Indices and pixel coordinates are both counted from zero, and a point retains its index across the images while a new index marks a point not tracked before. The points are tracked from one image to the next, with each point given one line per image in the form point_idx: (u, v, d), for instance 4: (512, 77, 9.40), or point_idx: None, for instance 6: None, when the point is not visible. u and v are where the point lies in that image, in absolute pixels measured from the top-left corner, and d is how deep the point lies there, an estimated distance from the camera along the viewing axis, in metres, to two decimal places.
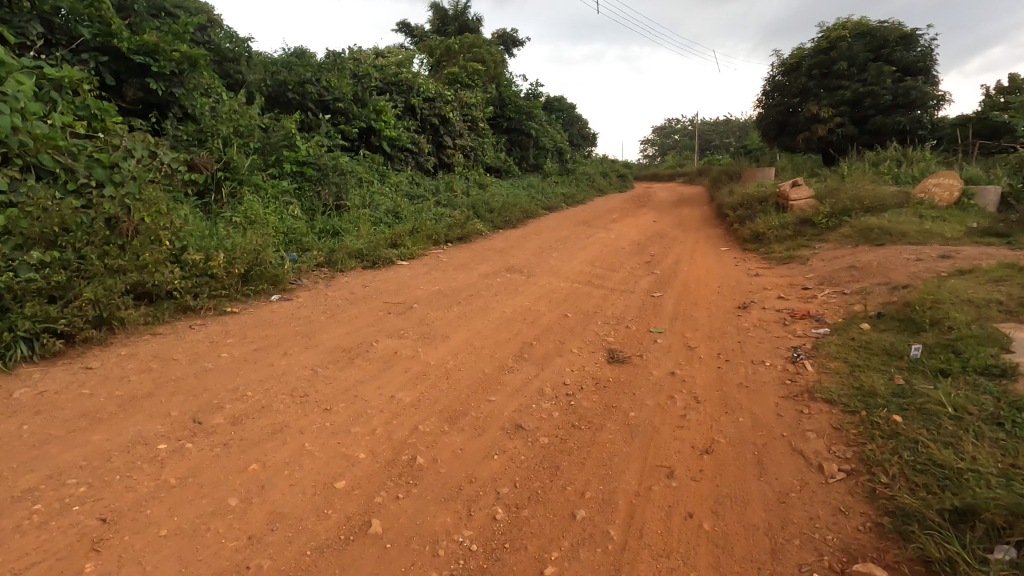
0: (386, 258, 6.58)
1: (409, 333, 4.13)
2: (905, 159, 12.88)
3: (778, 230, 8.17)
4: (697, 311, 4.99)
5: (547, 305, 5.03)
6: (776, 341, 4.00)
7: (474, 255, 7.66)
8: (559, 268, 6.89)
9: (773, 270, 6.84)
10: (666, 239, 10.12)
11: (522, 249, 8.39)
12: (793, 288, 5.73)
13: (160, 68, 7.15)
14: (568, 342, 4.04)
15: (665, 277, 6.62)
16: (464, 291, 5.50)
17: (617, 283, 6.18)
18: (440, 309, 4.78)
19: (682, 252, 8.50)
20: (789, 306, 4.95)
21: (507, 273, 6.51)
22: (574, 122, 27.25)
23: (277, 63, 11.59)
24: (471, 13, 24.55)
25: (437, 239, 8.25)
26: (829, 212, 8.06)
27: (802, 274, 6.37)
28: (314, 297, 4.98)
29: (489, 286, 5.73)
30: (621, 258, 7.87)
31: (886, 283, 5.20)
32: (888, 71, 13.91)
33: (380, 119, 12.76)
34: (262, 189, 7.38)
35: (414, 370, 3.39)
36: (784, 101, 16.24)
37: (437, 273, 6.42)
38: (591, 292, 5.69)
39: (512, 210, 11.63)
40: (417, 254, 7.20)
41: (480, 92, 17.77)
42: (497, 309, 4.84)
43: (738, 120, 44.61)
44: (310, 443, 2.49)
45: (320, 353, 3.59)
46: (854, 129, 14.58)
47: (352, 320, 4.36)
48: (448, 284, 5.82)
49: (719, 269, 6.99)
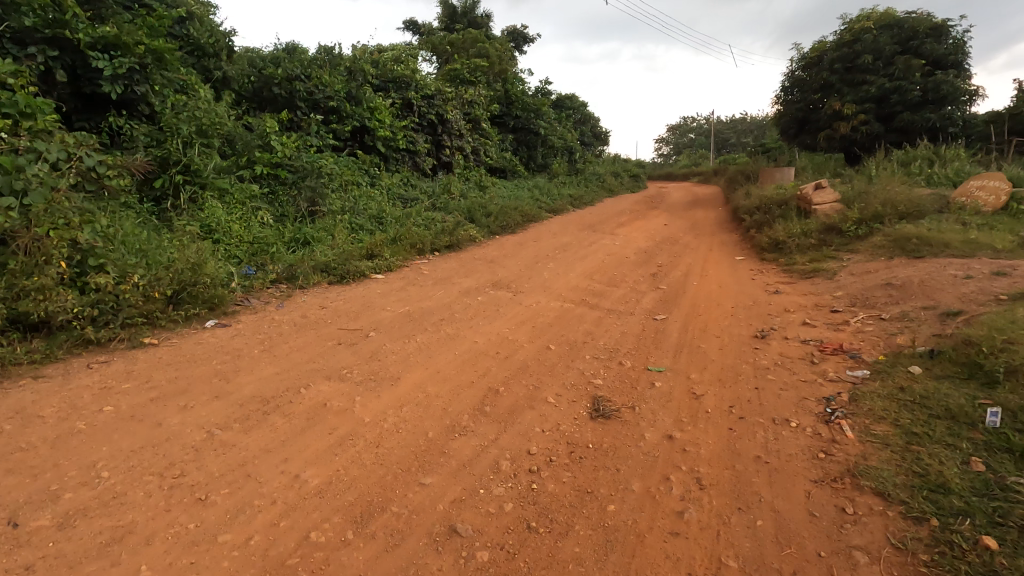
0: (357, 272, 5.91)
1: (353, 374, 3.40)
2: (937, 159, 11.90)
3: (800, 239, 7.32)
4: (706, 342, 4.20)
5: (529, 333, 4.29)
6: (802, 389, 3.23)
7: (459, 267, 6.95)
8: (552, 283, 6.13)
9: (795, 285, 6.03)
10: (677, 246, 9.29)
11: (515, 259, 7.66)
12: (820, 311, 4.92)
13: (119, 64, 6.52)
14: (544, 387, 3.29)
15: (672, 294, 5.83)
16: (437, 313, 4.78)
17: (615, 303, 5.40)
18: (402, 338, 4.06)
19: (693, 262, 7.70)
20: (817, 337, 4.14)
21: (491, 290, 5.77)
22: (585, 120, 26.44)
23: (263, 58, 10.99)
24: (480, 10, 23.89)
25: (423, 248, 7.55)
26: (857, 218, 7.21)
27: (830, 292, 5.55)
28: (257, 322, 4.29)
29: (466, 307, 5.01)
30: (625, 270, 7.09)
31: (932, 309, 4.37)
32: (918, 65, 12.92)
33: (374, 118, 12.12)
34: (228, 196, 6.76)
35: (339, 434, 2.66)
36: (806, 97, 15.28)
37: (412, 289, 5.71)
38: (584, 314, 4.93)
39: (511, 213, 10.89)
40: (395, 266, 6.52)
41: (483, 90, 17.07)
42: (468, 339, 4.11)
43: (755, 118, 43.39)
44: (151, 566, 1.78)
45: (230, 407, 2.88)
46: (880, 127, 13.59)
47: (291, 355, 3.66)
48: (422, 304, 5.10)
49: (734, 284, 6.19)
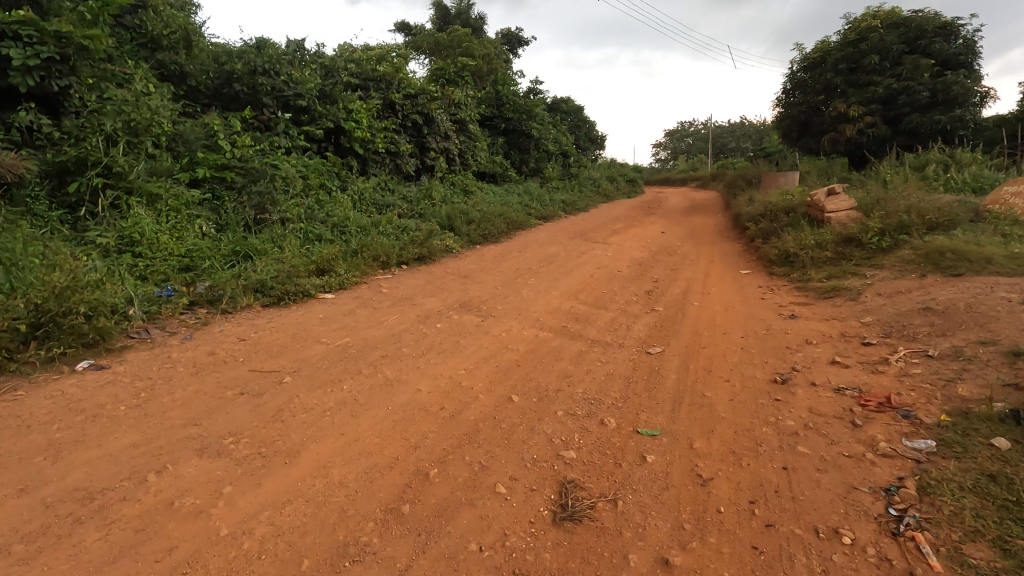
0: (300, 292, 5.04)
1: (238, 446, 2.50)
2: (952, 163, 11.07)
3: (815, 252, 6.46)
4: (713, 390, 3.32)
5: (490, 377, 3.40)
6: (848, 470, 2.36)
7: (426, 283, 6.07)
8: (529, 305, 5.24)
9: (813, 307, 5.17)
10: (675, 257, 8.41)
11: (492, 274, 6.79)
12: (850, 344, 4.04)
13: (32, 53, 5.65)
14: (496, 466, 2.41)
15: (670, 319, 4.95)
16: (381, 347, 3.89)
17: (601, 331, 4.52)
18: (326, 387, 3.17)
19: (694, 277, 6.84)
20: (853, 383, 3.26)
21: (456, 314, 4.89)
22: (580, 124, 25.65)
23: (227, 52, 10.18)
24: (473, 10, 23.09)
25: (388, 260, 6.68)
26: (880, 228, 6.35)
27: (855, 317, 4.69)
28: (147, 361, 3.41)
29: (420, 338, 4.12)
30: (615, 287, 6.21)
31: (992, 347, 3.49)
32: (927, 65, 12.14)
33: (350, 119, 11.32)
34: (160, 202, 5.90)
35: (170, 562, 1.78)
36: (807, 100, 14.37)
37: (362, 313, 4.83)
38: (562, 347, 4.05)
39: (495, 221, 10.02)
40: (349, 283, 5.65)
41: (471, 90, 16.23)
42: (410, 387, 3.21)
43: (754, 123, 42.63)
44: None
45: (28, 511, 1.99)
46: (888, 130, 12.78)
47: (167, 415, 2.77)
48: (367, 334, 4.21)
49: (742, 306, 5.32)
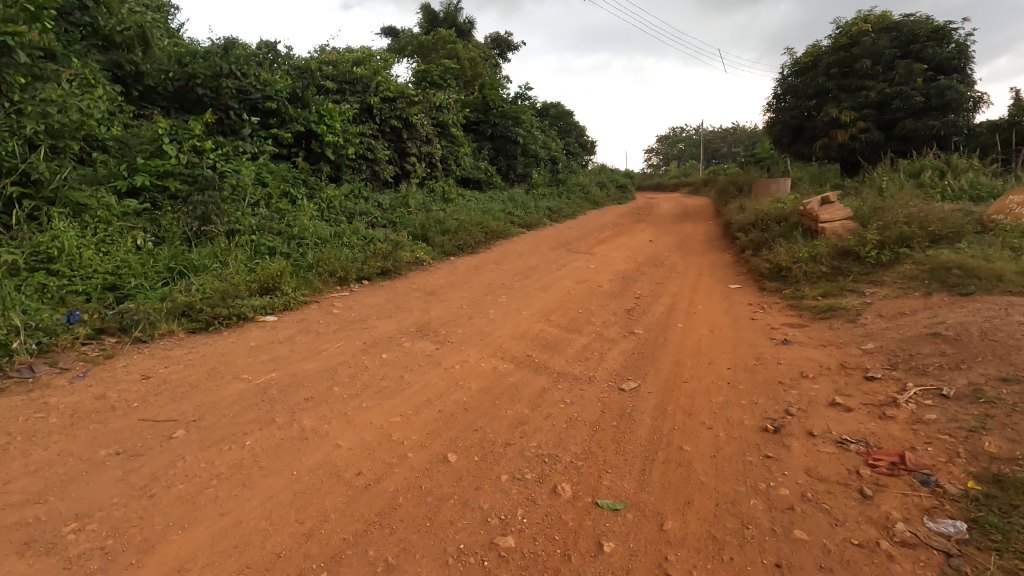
0: (233, 315, 4.48)
1: (79, 537, 1.95)
2: (948, 169, 10.66)
3: (809, 266, 5.97)
4: (693, 441, 2.79)
5: (428, 426, 2.84)
6: (857, 569, 1.85)
7: (385, 303, 5.53)
8: (494, 329, 4.70)
9: (808, 330, 4.66)
10: (661, 269, 7.90)
11: (461, 290, 6.25)
12: (851, 378, 3.53)
13: None
14: (407, 565, 1.87)
15: (650, 346, 4.42)
16: (310, 385, 3.34)
17: (571, 361, 3.98)
18: (223, 444, 2.60)
19: (679, 293, 6.32)
20: (859, 434, 2.74)
21: (409, 340, 4.35)
22: (570, 129, 25.21)
23: (190, 52, 9.64)
24: (461, 14, 22.67)
25: (346, 276, 6.14)
26: (879, 240, 5.86)
27: (856, 343, 4.18)
28: (14, 410, 2.84)
29: (358, 373, 3.56)
30: (593, 305, 5.69)
31: (1019, 387, 2.98)
32: (920, 69, 11.72)
33: (322, 123, 10.79)
34: (89, 214, 5.33)
35: None
36: (799, 105, 13.97)
37: (302, 340, 4.27)
38: (523, 383, 3.50)
39: (472, 230, 9.50)
40: (295, 303, 5.11)
41: (454, 94, 15.72)
42: (328, 442, 2.66)
43: (746, 128, 42.36)
44: None
45: None
46: (880, 135, 12.38)
47: (7, 490, 2.21)
48: (299, 368, 3.65)
49: (730, 329, 4.81)
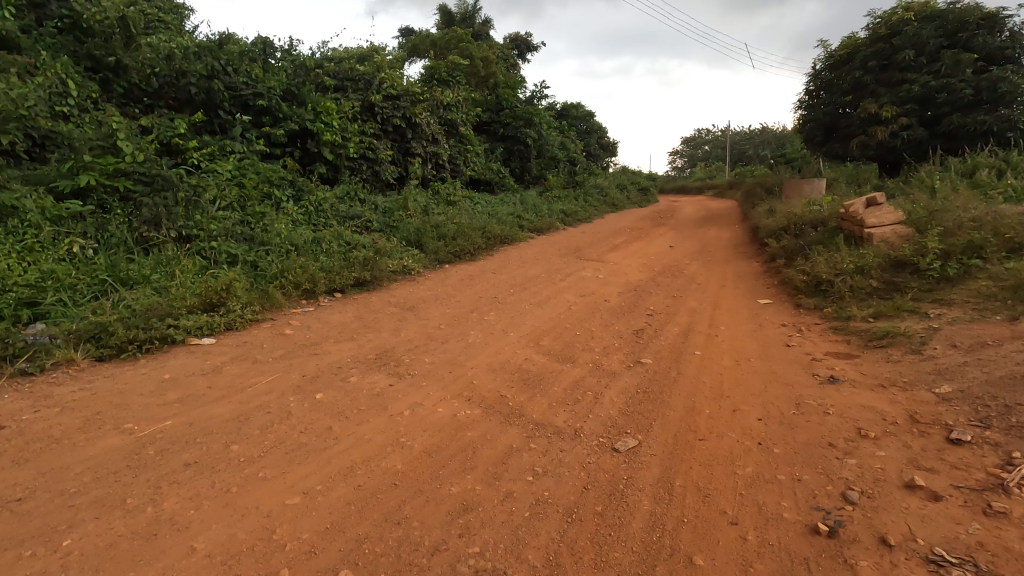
0: (153, 338, 3.75)
1: None
2: (1007, 168, 9.47)
3: (855, 280, 5.01)
4: (709, 551, 1.92)
5: (333, 516, 2.04)
6: None
7: (352, 321, 4.76)
8: (468, 358, 3.88)
9: (859, 364, 3.72)
10: (679, 280, 6.99)
11: (445, 305, 5.45)
12: (929, 440, 2.60)
13: None
14: None
15: (659, 381, 3.54)
16: (203, 440, 2.54)
17: (555, 404, 3.13)
18: (29, 545, 1.83)
19: (699, 310, 5.41)
20: (960, 549, 1.84)
21: (360, 370, 3.56)
22: (590, 131, 24.30)
23: (180, 47, 9.09)
24: (477, 14, 22.02)
25: (313, 288, 5.40)
26: (941, 250, 4.87)
27: (925, 387, 3.22)
28: None
29: (275, 423, 2.76)
30: (595, 325, 4.82)
31: None
32: (969, 59, 10.51)
33: (318, 121, 10.12)
34: (18, 217, 4.67)
35: None
36: (832, 101, 12.82)
37: (230, 370, 3.50)
38: (484, 440, 2.67)
39: (471, 235, 8.70)
40: (242, 322, 4.36)
41: (463, 93, 14.96)
42: (183, 542, 1.88)
43: (775, 129, 40.83)
44: None
45: None
46: (925, 132, 11.18)
47: None
48: (205, 412, 2.87)
49: (759, 360, 3.90)
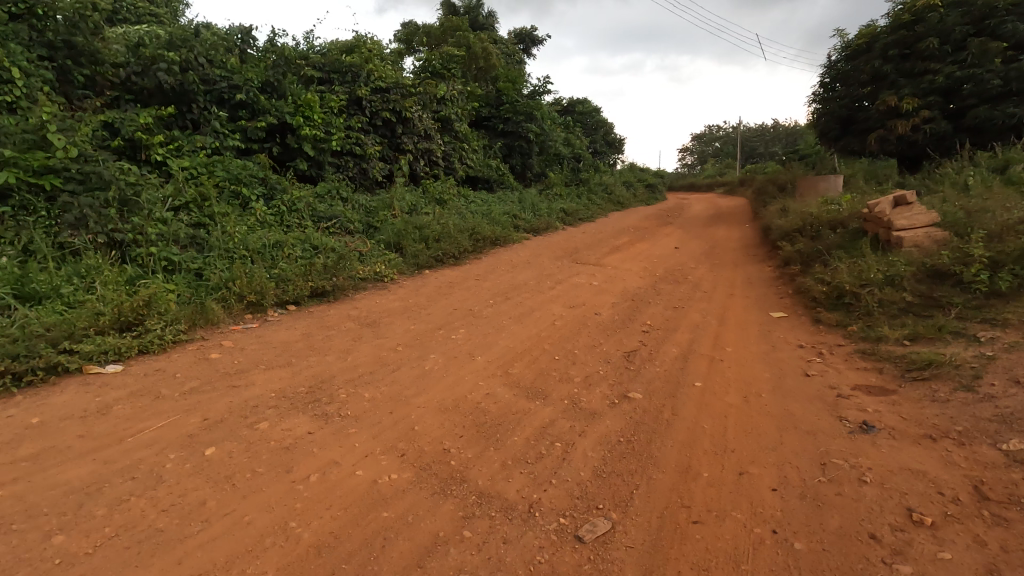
0: (36, 369, 3.15)
1: None
2: None
3: (885, 293, 4.28)
4: None
5: None
6: None
7: (297, 341, 4.11)
8: (420, 391, 3.21)
9: (897, 404, 3.00)
10: (682, 287, 6.28)
11: (411, 319, 4.79)
12: (1009, 533, 1.90)
13: None
14: None
15: (649, 425, 2.85)
16: (20, 528, 1.90)
17: (512, 462, 2.46)
18: None
19: (703, 325, 4.70)
20: None
21: (281, 410, 2.91)
22: (597, 127, 23.48)
23: (148, 35, 8.47)
24: (479, 6, 21.24)
25: (261, 300, 4.75)
26: (989, 259, 4.11)
27: (988, 442, 2.50)
28: None
29: (134, 495, 2.11)
30: (580, 345, 4.14)
31: None
32: (997, 48, 9.58)
33: (298, 114, 9.47)
34: None
35: None
36: (850, 92, 11.99)
37: (121, 410, 2.85)
38: (403, 525, 2.00)
39: (457, 237, 8.00)
40: (162, 345, 3.73)
41: (460, 86, 14.24)
42: None
43: (789, 126, 39.63)
44: None
45: None
46: (948, 126, 10.29)
47: None
48: (55, 475, 2.23)
49: (774, 395, 3.18)
